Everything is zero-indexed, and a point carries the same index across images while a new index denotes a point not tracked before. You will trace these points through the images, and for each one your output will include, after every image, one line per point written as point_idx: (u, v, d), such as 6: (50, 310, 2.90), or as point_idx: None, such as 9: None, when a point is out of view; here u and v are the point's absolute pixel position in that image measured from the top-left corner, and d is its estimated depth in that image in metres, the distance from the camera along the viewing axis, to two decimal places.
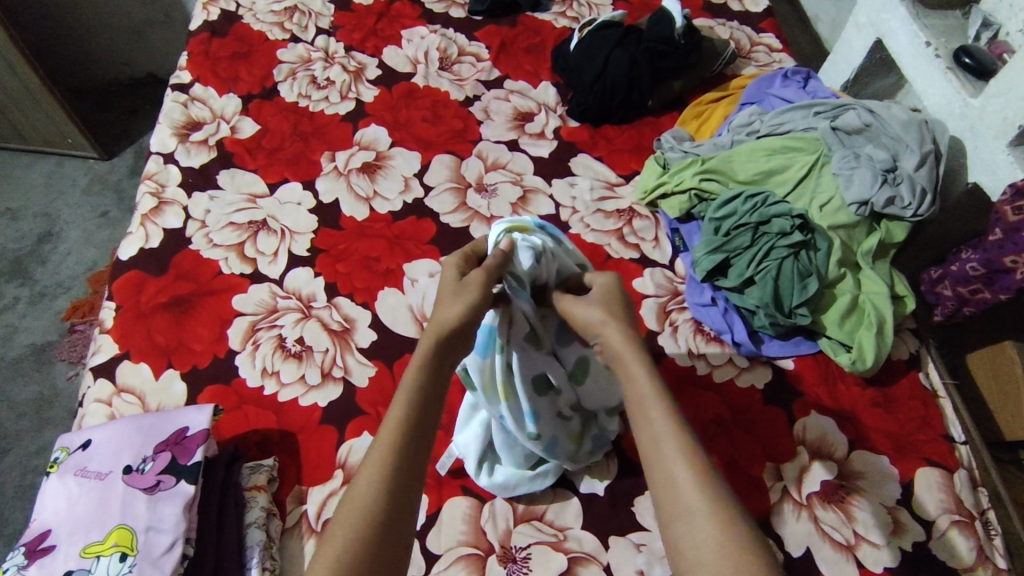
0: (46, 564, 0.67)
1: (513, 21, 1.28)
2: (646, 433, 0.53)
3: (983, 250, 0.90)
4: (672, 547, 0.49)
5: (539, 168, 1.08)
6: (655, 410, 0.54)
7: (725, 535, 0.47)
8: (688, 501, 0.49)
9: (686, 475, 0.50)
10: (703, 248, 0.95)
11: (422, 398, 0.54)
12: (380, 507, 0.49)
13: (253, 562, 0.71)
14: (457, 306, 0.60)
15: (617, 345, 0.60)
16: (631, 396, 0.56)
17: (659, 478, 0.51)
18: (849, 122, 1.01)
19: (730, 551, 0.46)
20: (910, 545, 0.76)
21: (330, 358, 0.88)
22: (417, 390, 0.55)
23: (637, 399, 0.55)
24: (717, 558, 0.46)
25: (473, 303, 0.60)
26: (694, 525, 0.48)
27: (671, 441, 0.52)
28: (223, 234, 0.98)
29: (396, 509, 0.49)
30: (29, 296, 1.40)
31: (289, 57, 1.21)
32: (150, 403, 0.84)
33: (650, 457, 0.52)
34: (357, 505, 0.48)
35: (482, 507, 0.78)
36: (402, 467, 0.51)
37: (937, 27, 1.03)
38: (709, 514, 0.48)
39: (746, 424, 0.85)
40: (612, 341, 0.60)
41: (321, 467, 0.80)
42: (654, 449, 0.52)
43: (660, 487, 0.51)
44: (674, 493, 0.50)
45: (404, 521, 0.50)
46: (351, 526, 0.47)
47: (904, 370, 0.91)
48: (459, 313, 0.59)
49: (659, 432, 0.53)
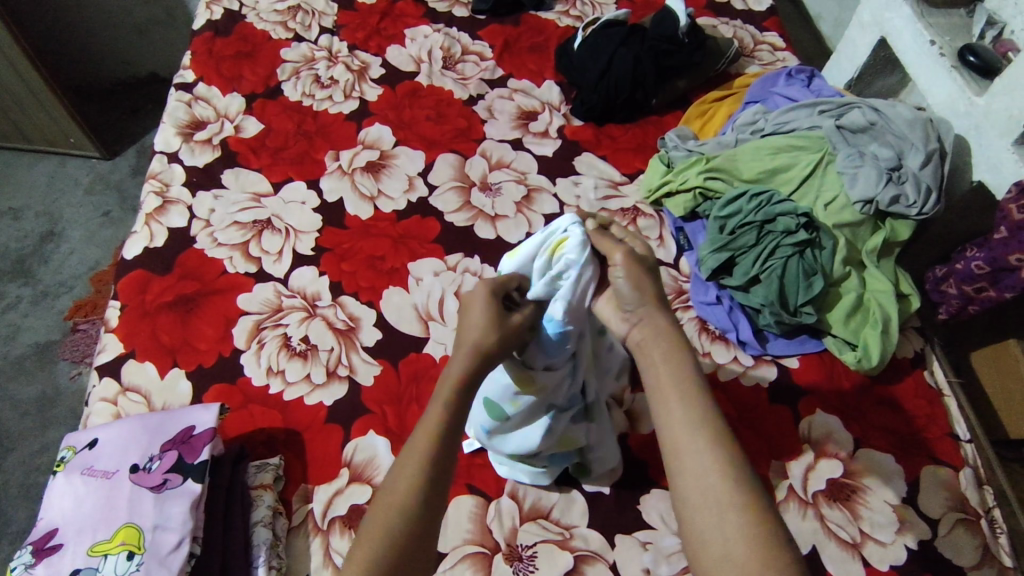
0: (54, 563, 0.67)
1: (516, 21, 1.27)
2: (675, 422, 0.53)
3: (989, 248, 0.90)
4: (695, 537, 0.49)
5: (543, 167, 1.08)
6: (686, 400, 0.54)
7: (752, 527, 0.48)
8: (717, 492, 0.49)
9: (715, 465, 0.50)
10: (708, 246, 0.95)
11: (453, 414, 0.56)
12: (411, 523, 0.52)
13: (260, 560, 0.72)
14: (489, 334, 0.59)
15: (660, 330, 0.59)
16: (659, 381, 0.56)
17: (686, 467, 0.51)
18: (854, 120, 1.00)
19: (757, 543, 0.47)
20: (916, 542, 0.77)
21: (335, 357, 0.88)
22: (450, 406, 0.56)
23: (664, 387, 0.55)
24: (745, 550, 0.47)
25: (499, 334, 0.60)
26: (723, 517, 0.48)
27: (701, 432, 0.52)
28: (227, 233, 0.98)
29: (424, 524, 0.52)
30: (31, 296, 1.40)
31: (292, 57, 1.21)
32: (156, 402, 0.84)
33: (677, 445, 0.52)
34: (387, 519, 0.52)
35: (488, 506, 0.78)
36: (433, 483, 0.53)
37: (941, 26, 1.03)
38: (738, 509, 0.48)
39: (753, 422, 0.85)
40: (654, 326, 0.60)
41: (327, 465, 0.80)
42: (682, 438, 0.52)
43: (687, 476, 0.51)
44: (702, 484, 0.50)
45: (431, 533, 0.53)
46: (382, 537, 0.51)
47: (910, 369, 0.91)
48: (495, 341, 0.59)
49: (690, 422, 0.53)
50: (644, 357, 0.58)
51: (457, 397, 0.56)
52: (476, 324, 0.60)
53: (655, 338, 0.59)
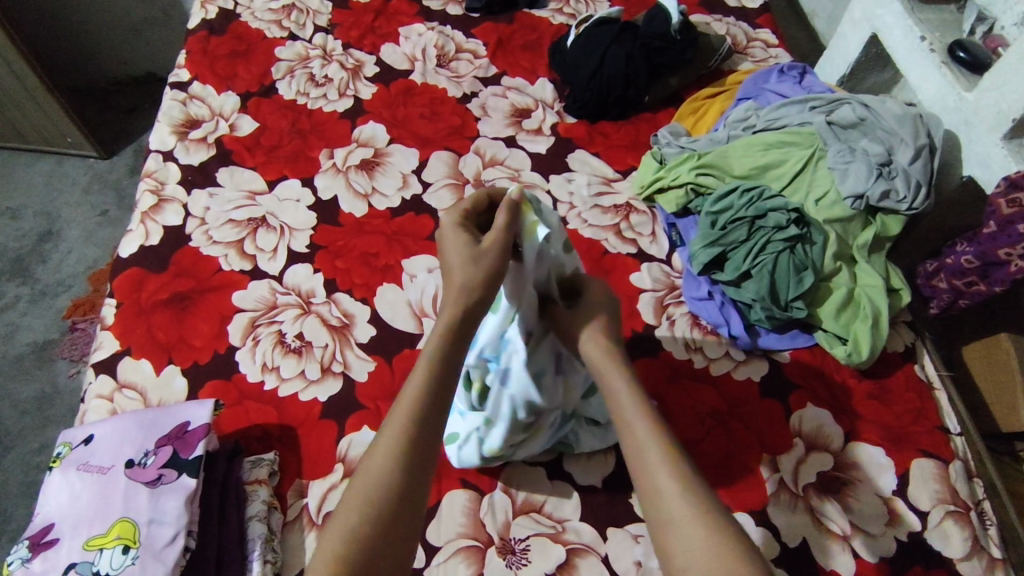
0: (50, 558, 0.68)
1: (510, 18, 1.28)
2: (633, 449, 0.57)
3: (978, 243, 0.91)
4: (663, 553, 0.51)
5: (537, 164, 1.08)
6: (640, 425, 0.57)
7: (712, 535, 0.50)
8: (675, 506, 0.52)
9: (670, 483, 0.53)
10: (700, 242, 0.96)
11: (434, 377, 0.59)
12: (395, 488, 0.53)
13: (255, 555, 0.72)
14: (473, 269, 0.63)
15: (603, 365, 0.65)
16: (615, 413, 0.60)
17: (646, 489, 0.54)
18: (844, 116, 1.01)
19: (719, 549, 0.49)
20: (905, 535, 0.77)
21: (329, 353, 0.88)
22: (432, 368, 0.59)
23: (619, 415, 0.59)
24: (707, 558, 0.48)
25: (484, 269, 0.64)
26: (681, 531, 0.50)
27: (656, 451, 0.55)
28: (222, 231, 0.99)
29: (411, 485, 0.54)
30: (30, 295, 1.41)
31: (287, 56, 1.21)
32: (152, 398, 0.84)
33: (638, 469, 0.55)
34: (369, 483, 0.53)
35: (480, 501, 0.78)
36: (411, 457, 0.55)
37: (932, 21, 1.04)
38: (694, 520, 0.51)
39: (743, 416, 0.86)
40: (593, 359, 0.66)
41: (321, 460, 0.81)
42: (639, 461, 0.56)
43: (647, 499, 0.54)
44: (661, 504, 0.53)
45: (419, 494, 0.55)
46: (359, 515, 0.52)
47: (900, 362, 0.92)
48: (479, 275, 0.63)
49: (643, 445, 0.56)
50: (603, 389, 0.63)
51: (438, 360, 0.60)
52: (464, 264, 0.64)
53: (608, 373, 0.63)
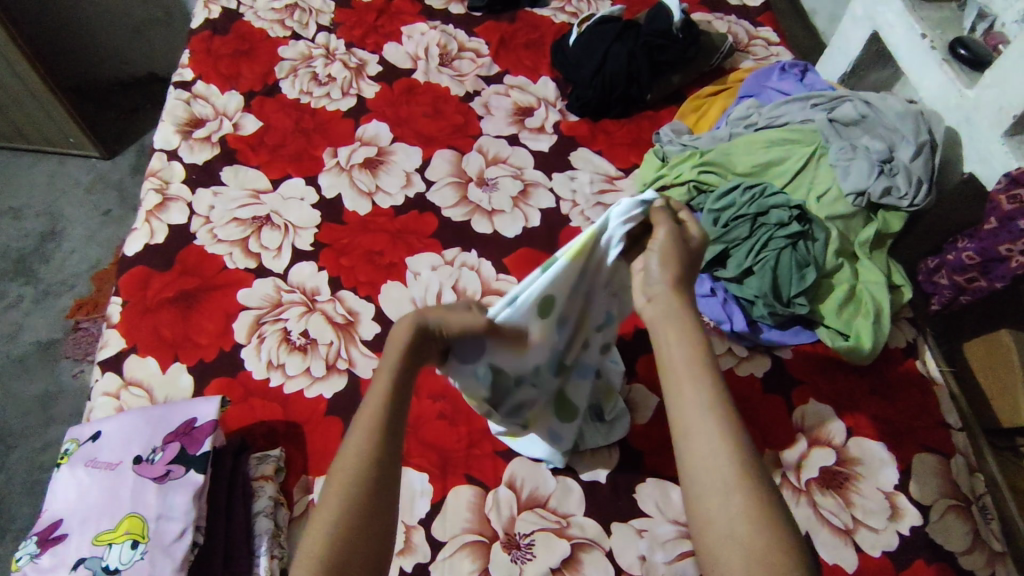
0: (59, 553, 0.69)
1: (512, 17, 1.29)
2: (690, 409, 0.53)
3: (979, 239, 0.91)
4: (699, 518, 0.50)
5: (539, 162, 1.09)
6: (696, 385, 0.54)
7: (754, 509, 0.48)
8: (725, 477, 0.49)
9: (721, 446, 0.51)
10: (703, 239, 0.97)
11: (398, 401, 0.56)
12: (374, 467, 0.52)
13: (263, 550, 0.73)
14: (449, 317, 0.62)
15: (669, 307, 0.60)
16: (669, 364, 0.57)
17: (693, 447, 0.52)
18: (846, 113, 1.02)
19: (762, 531, 0.47)
20: (908, 529, 0.78)
21: (334, 350, 0.89)
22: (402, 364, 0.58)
23: (676, 368, 0.56)
24: (745, 531, 0.47)
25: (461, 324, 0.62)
26: (728, 498, 0.49)
27: (709, 415, 0.52)
28: (227, 229, 1.00)
29: (381, 505, 0.51)
30: (33, 295, 1.41)
31: (290, 55, 1.22)
32: (158, 396, 0.85)
33: (683, 426, 0.53)
34: (347, 481, 0.51)
35: (485, 496, 0.79)
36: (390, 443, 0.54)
37: (933, 19, 1.04)
38: (744, 493, 0.49)
39: (747, 412, 0.86)
40: (665, 303, 0.60)
41: (326, 456, 0.81)
42: (691, 420, 0.53)
43: (692, 458, 0.51)
44: (709, 468, 0.50)
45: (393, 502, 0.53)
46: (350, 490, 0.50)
47: (902, 358, 0.92)
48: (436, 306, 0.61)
49: (699, 405, 0.53)
50: (661, 336, 0.59)
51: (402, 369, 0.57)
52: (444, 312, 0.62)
53: (672, 314, 0.59)
